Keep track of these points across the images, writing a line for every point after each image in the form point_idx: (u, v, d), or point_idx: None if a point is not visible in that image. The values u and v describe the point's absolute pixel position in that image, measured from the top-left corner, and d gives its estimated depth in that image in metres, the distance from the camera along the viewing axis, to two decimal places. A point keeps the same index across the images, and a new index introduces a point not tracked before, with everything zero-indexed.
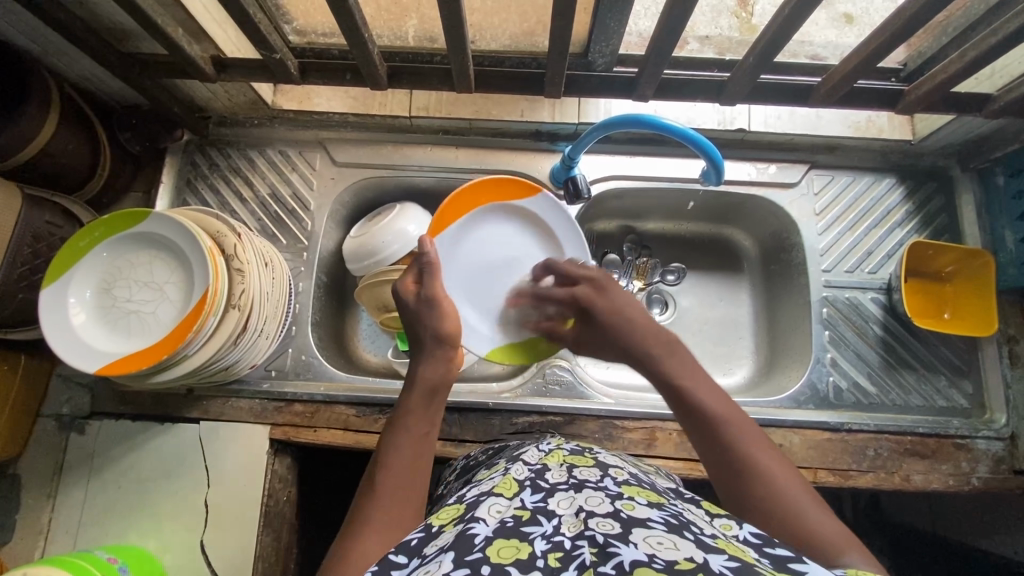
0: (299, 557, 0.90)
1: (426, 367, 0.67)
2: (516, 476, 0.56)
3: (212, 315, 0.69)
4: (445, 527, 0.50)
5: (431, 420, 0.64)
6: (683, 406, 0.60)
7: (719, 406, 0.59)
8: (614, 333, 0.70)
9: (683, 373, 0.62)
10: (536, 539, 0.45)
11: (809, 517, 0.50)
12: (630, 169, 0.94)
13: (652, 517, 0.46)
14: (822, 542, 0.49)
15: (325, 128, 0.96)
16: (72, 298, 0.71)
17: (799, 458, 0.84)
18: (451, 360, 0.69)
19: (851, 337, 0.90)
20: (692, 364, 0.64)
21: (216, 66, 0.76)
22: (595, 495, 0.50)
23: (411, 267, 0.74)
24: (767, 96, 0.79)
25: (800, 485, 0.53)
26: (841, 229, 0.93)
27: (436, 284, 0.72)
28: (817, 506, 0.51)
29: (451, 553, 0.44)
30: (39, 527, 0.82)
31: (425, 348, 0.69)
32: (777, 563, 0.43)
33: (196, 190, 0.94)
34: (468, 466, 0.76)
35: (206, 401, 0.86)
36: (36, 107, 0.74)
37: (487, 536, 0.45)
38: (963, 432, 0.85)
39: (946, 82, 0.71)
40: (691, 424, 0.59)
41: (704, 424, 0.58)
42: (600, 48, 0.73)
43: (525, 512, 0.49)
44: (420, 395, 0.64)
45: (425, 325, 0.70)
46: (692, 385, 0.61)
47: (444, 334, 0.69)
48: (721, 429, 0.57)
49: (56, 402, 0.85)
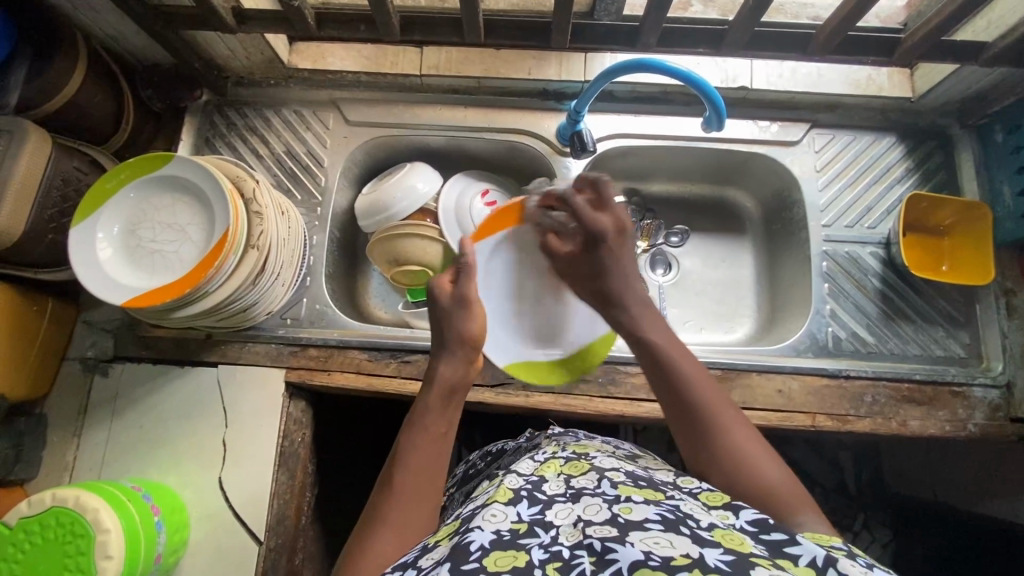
0: (313, 501, 0.93)
1: (448, 367, 0.69)
2: (512, 485, 0.57)
3: (233, 254, 0.73)
4: (441, 541, 0.52)
5: (450, 420, 0.66)
6: (656, 368, 0.64)
7: (690, 368, 0.63)
8: (605, 278, 0.71)
9: (655, 332, 0.67)
10: (533, 548, 0.47)
11: (769, 478, 0.56)
12: (635, 127, 0.96)
13: (649, 517, 0.48)
14: (782, 498, 0.55)
15: (339, 88, 0.99)
16: (101, 234, 0.74)
17: (798, 404, 0.86)
18: (472, 365, 0.70)
19: (850, 288, 0.92)
20: (666, 326, 0.68)
21: (236, 17, 0.79)
22: (592, 503, 0.51)
23: (447, 270, 0.76)
24: (766, 46, 0.81)
25: (763, 448, 0.59)
26: (842, 185, 0.95)
27: (470, 287, 0.73)
28: (777, 469, 0.57)
29: (448, 564, 0.46)
30: (65, 464, 0.86)
31: (443, 344, 0.70)
32: (773, 549, 0.46)
33: (215, 147, 0.97)
34: (469, 473, 0.85)
35: (224, 346, 0.89)
36: (65, 60, 0.78)
37: (483, 545, 0.47)
38: (961, 379, 0.87)
39: (940, 26, 0.73)
40: (662, 383, 0.63)
41: (676, 381, 0.62)
42: (606, 5, 0.77)
43: (521, 525, 0.50)
44: (437, 397, 0.66)
45: (449, 323, 0.71)
46: (670, 347, 0.65)
47: (467, 334, 0.70)
48: (694, 389, 0.61)
49: (80, 346, 0.89)
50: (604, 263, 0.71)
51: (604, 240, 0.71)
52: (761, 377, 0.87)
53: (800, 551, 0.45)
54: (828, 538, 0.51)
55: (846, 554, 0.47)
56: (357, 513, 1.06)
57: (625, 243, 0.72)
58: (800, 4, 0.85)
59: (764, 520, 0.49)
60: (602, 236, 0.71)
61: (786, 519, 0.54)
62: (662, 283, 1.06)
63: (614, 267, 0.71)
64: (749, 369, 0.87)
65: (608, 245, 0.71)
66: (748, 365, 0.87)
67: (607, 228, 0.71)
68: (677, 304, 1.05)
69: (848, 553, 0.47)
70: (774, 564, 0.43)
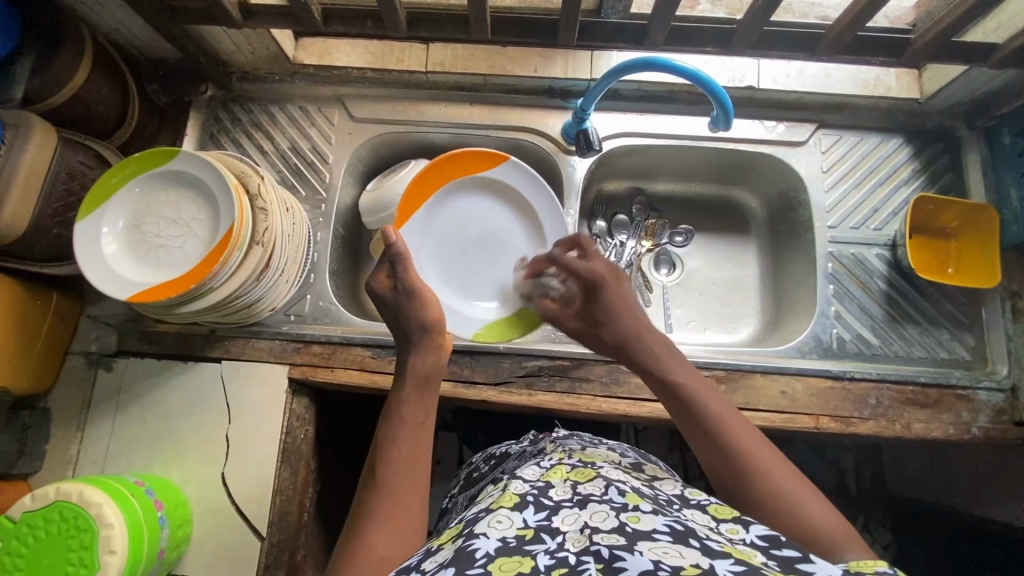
0: (315, 498, 0.93)
1: (416, 358, 0.68)
2: (517, 490, 0.56)
3: (238, 249, 0.72)
4: (443, 544, 0.52)
5: (428, 407, 0.66)
6: (680, 406, 0.64)
7: (719, 408, 0.63)
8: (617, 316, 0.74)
9: (678, 369, 0.67)
10: (539, 554, 0.47)
11: (808, 513, 0.54)
12: (641, 126, 0.96)
13: (657, 528, 0.48)
14: (820, 531, 0.53)
15: (345, 83, 0.98)
16: (105, 228, 0.74)
17: (802, 406, 0.86)
18: (441, 349, 0.70)
19: (855, 290, 0.92)
20: (692, 369, 0.68)
21: (243, 13, 0.79)
22: (600, 510, 0.51)
23: (382, 262, 0.73)
24: (775, 45, 0.80)
25: (800, 481, 0.57)
26: (848, 186, 0.95)
27: (410, 274, 0.70)
28: (815, 501, 0.55)
29: (452, 569, 0.46)
30: (68, 458, 0.86)
31: (409, 339, 0.70)
32: (784, 564, 0.45)
33: (219, 142, 0.97)
34: (472, 476, 0.85)
35: (228, 341, 0.89)
36: (71, 54, 0.78)
37: (489, 552, 0.47)
38: (965, 382, 0.87)
39: (949, 27, 0.73)
40: (690, 421, 0.63)
41: (705, 423, 0.62)
42: (614, 3, 0.76)
43: (527, 532, 0.50)
44: (412, 384, 0.66)
45: (404, 314, 0.70)
46: (692, 385, 0.65)
47: (427, 322, 0.70)
48: (720, 426, 0.61)
49: (84, 340, 0.89)
50: (607, 304, 0.75)
51: (602, 285, 0.76)
52: (764, 378, 0.87)
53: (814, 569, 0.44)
54: (872, 563, 0.48)
55: None
56: None
57: (619, 284, 0.76)
58: (809, 5, 0.84)
59: (776, 536, 0.49)
60: (597, 280, 0.76)
61: (834, 554, 0.52)
62: (666, 283, 1.06)
63: (618, 307, 0.74)
64: (752, 370, 0.87)
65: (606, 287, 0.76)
66: (752, 366, 0.87)
67: (603, 273, 0.76)
68: (681, 305, 1.05)
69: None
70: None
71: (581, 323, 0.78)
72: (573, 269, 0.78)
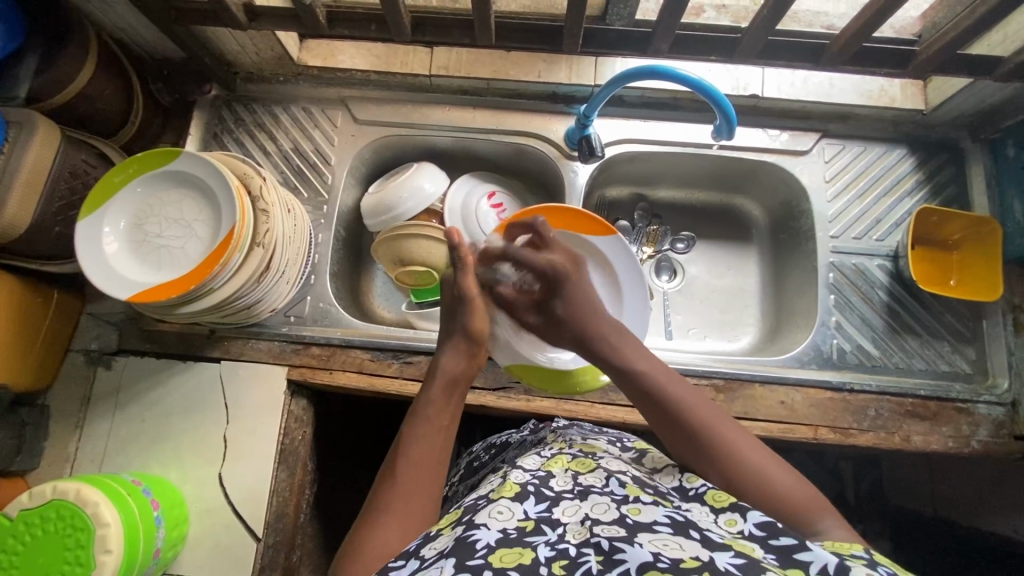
0: (311, 499, 0.93)
1: (448, 358, 0.69)
2: (518, 480, 0.57)
3: (238, 251, 0.72)
4: (442, 530, 0.52)
5: (453, 412, 0.66)
6: (641, 392, 0.65)
7: (673, 383, 0.64)
8: (576, 316, 0.73)
9: (634, 356, 0.68)
10: (539, 545, 0.47)
11: (779, 481, 0.56)
12: (643, 133, 0.96)
13: (658, 520, 0.48)
14: (794, 500, 0.55)
15: (348, 86, 0.98)
16: (107, 229, 0.75)
17: (801, 416, 0.85)
18: (473, 357, 0.71)
19: (856, 301, 0.92)
20: (647, 354, 0.69)
21: (247, 14, 0.79)
22: (601, 501, 0.51)
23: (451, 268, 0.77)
24: (778, 55, 0.80)
25: (769, 454, 0.58)
26: (851, 196, 0.95)
27: (466, 282, 0.74)
28: (786, 473, 0.57)
29: (452, 559, 0.45)
30: (66, 456, 0.86)
31: (449, 338, 0.72)
32: (782, 555, 0.45)
33: (222, 142, 0.97)
34: (472, 465, 0.85)
35: (228, 342, 0.89)
36: (76, 52, 0.78)
37: (489, 543, 0.47)
38: (965, 396, 0.87)
39: (955, 39, 0.73)
40: (653, 408, 0.64)
41: (668, 406, 0.62)
42: (618, 10, 0.76)
43: (528, 523, 0.50)
44: (440, 386, 0.66)
45: (453, 320, 0.73)
46: (650, 369, 0.66)
47: (475, 332, 0.71)
48: (681, 404, 0.62)
49: (84, 338, 0.89)
50: (571, 298, 0.75)
51: (565, 278, 0.76)
52: (764, 388, 0.87)
53: (809, 558, 0.44)
54: (848, 545, 0.49)
55: (866, 563, 0.45)
56: (355, 511, 1.06)
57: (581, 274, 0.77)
58: (814, 14, 0.84)
59: (772, 523, 0.49)
60: (561, 274, 0.76)
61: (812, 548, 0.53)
62: (667, 290, 1.06)
63: (576, 302, 0.74)
64: (752, 380, 0.87)
65: (568, 280, 0.76)
66: (752, 376, 0.87)
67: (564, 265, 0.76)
68: (681, 312, 1.04)
69: (867, 563, 0.45)
70: (785, 572, 0.42)
71: (539, 318, 0.77)
72: (531, 264, 0.77)
